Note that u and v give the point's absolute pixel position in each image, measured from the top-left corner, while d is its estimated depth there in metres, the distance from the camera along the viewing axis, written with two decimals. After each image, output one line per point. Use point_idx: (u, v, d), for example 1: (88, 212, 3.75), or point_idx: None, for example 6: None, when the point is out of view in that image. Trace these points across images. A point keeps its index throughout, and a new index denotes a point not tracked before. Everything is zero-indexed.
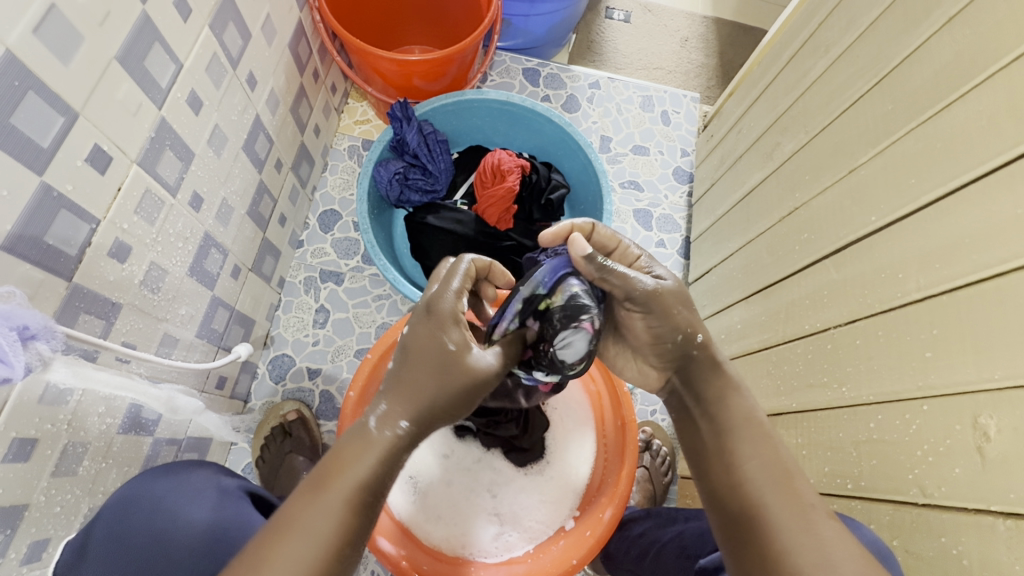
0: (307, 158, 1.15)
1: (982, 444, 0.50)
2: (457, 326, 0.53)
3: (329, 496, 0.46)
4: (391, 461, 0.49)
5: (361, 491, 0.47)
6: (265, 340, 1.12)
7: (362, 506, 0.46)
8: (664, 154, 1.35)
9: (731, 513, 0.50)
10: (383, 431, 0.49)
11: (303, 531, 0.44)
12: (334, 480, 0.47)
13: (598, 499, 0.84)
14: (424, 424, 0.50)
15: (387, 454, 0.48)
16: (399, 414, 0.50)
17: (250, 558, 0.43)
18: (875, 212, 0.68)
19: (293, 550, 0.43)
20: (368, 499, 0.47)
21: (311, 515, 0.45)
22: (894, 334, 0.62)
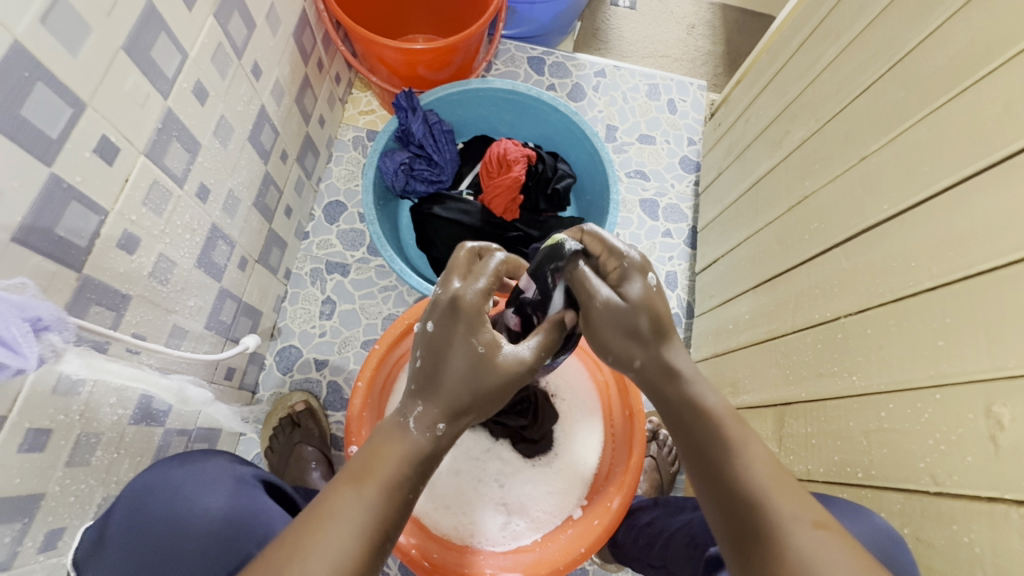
0: (312, 150, 1.15)
1: (996, 433, 0.50)
2: (487, 326, 0.50)
3: (372, 490, 0.46)
4: (426, 459, 0.49)
5: (399, 483, 0.47)
6: (272, 332, 1.12)
7: (400, 500, 0.47)
8: (670, 143, 1.34)
9: (743, 515, 0.47)
10: (422, 432, 0.48)
11: (340, 522, 0.44)
12: (374, 475, 0.47)
13: (606, 488, 0.84)
14: (460, 425, 0.50)
15: (421, 453, 0.48)
16: (435, 416, 0.49)
17: (291, 541, 0.44)
18: (888, 201, 0.67)
19: (336, 539, 0.44)
20: (404, 491, 0.48)
21: (347, 505, 0.45)
22: (906, 323, 0.61)
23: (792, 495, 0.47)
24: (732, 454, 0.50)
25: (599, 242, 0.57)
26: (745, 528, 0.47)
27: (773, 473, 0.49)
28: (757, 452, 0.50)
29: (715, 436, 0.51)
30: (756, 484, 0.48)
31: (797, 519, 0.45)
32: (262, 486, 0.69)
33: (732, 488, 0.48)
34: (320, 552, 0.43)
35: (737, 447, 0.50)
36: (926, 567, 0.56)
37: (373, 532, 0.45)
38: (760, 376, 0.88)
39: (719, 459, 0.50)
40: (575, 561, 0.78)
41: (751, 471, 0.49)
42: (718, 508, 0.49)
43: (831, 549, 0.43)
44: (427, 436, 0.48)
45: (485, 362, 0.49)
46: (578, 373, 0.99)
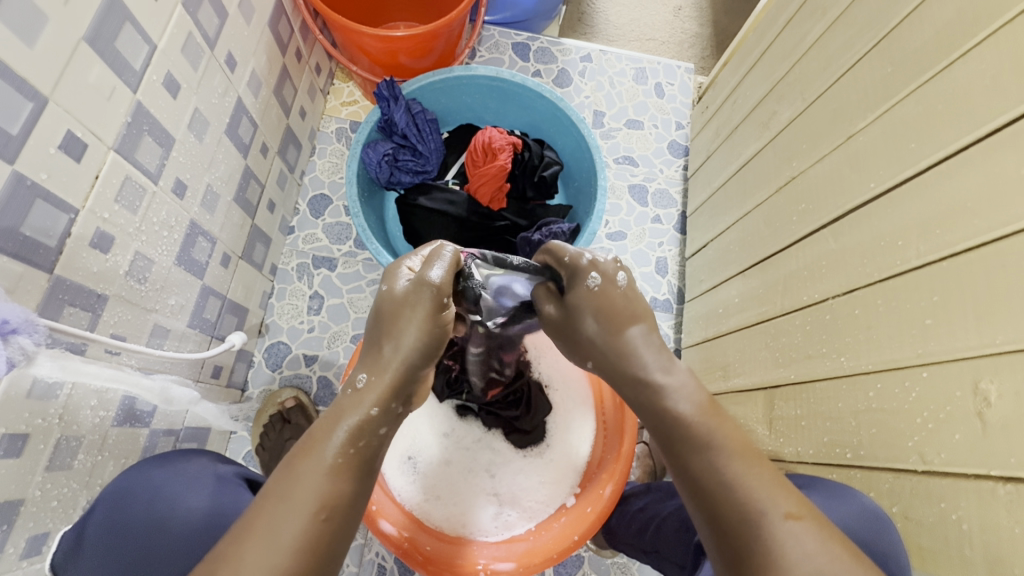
0: (294, 142, 1.13)
1: (983, 409, 0.49)
2: (395, 272, 0.58)
3: (304, 463, 0.46)
4: (365, 423, 0.50)
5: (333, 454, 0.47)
6: (260, 329, 1.11)
7: (337, 468, 0.46)
8: (659, 128, 1.33)
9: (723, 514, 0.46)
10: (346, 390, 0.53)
11: (285, 500, 0.44)
12: (306, 448, 0.47)
13: (598, 476, 0.85)
14: (384, 376, 0.53)
15: (361, 417, 0.50)
16: (356, 372, 0.54)
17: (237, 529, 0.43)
18: (874, 179, 0.67)
19: (276, 518, 0.43)
20: (347, 463, 0.47)
21: (292, 487, 0.44)
22: (895, 303, 0.60)
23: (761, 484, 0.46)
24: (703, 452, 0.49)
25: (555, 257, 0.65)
26: (717, 524, 0.46)
27: (744, 466, 0.48)
28: (728, 446, 0.49)
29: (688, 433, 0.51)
30: (726, 479, 0.47)
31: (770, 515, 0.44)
32: (246, 484, 0.69)
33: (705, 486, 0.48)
34: (268, 534, 0.42)
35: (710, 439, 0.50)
36: (914, 546, 0.56)
37: (322, 509, 0.44)
38: (751, 359, 0.88)
39: (690, 460, 0.50)
40: (568, 549, 0.78)
41: (722, 467, 0.48)
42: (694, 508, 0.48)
43: (803, 541, 0.42)
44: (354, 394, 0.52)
45: (383, 300, 0.56)
46: (570, 362, 0.98)
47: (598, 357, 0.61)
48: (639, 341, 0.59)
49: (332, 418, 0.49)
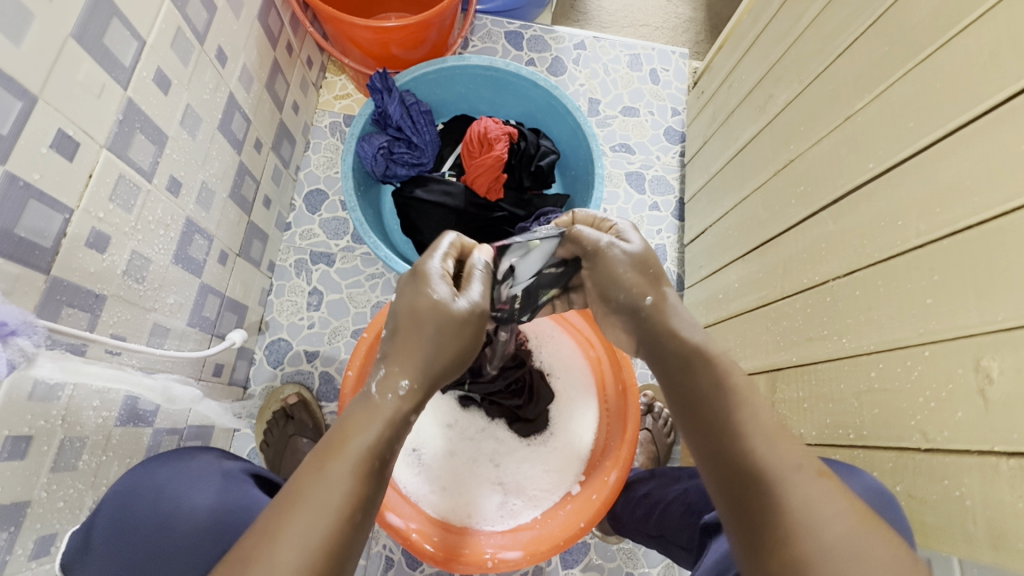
0: (288, 137, 1.12)
1: (985, 386, 0.49)
2: (439, 279, 0.57)
3: (337, 464, 0.45)
4: (398, 424, 0.50)
5: (367, 455, 0.47)
6: (260, 326, 1.10)
7: (371, 471, 0.46)
8: (655, 114, 1.32)
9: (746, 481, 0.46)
10: (386, 395, 0.51)
11: (316, 501, 0.44)
12: (339, 449, 0.47)
13: (603, 463, 0.85)
14: (423, 383, 0.53)
15: (394, 419, 0.50)
16: (398, 377, 0.52)
17: (263, 527, 0.43)
18: (873, 159, 0.66)
19: (308, 519, 0.43)
20: (375, 466, 0.47)
21: (320, 484, 0.44)
22: (894, 283, 0.60)
23: (785, 459, 0.46)
24: (727, 419, 0.50)
25: (592, 217, 0.73)
26: (741, 493, 0.46)
27: (767, 438, 0.48)
28: (754, 419, 0.50)
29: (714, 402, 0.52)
30: (748, 450, 0.48)
31: (794, 481, 0.45)
32: (253, 479, 0.68)
33: (725, 451, 0.48)
34: (300, 534, 0.42)
35: (732, 411, 0.50)
36: (918, 523, 0.57)
37: (355, 510, 0.44)
38: (752, 344, 0.88)
39: (714, 428, 0.50)
40: (574, 535, 0.78)
41: (745, 437, 0.48)
42: (709, 473, 0.49)
43: (826, 506, 0.43)
44: (392, 398, 0.51)
45: (438, 306, 0.55)
46: (570, 351, 0.98)
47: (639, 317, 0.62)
48: (674, 301, 0.62)
49: (368, 418, 0.49)
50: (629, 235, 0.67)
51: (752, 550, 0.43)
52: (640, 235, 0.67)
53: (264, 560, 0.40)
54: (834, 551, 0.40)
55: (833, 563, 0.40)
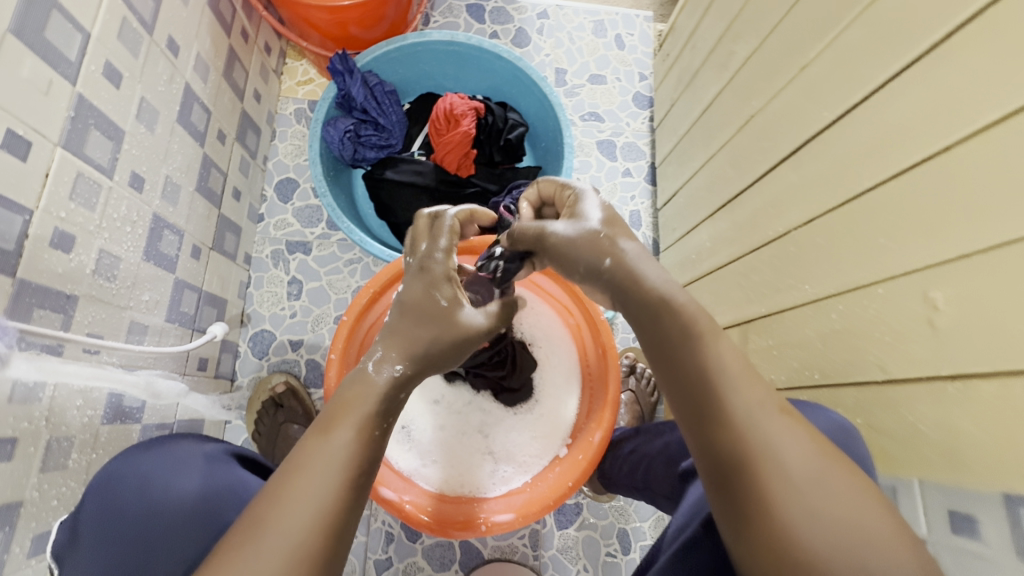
0: (252, 127, 1.11)
1: (933, 316, 0.52)
2: (448, 283, 0.60)
3: (340, 432, 0.47)
4: (390, 399, 0.51)
5: (369, 421, 0.49)
6: (242, 319, 1.10)
7: (371, 437, 0.48)
8: (622, 80, 1.32)
9: (720, 420, 0.47)
10: (381, 373, 0.52)
11: (319, 464, 0.45)
12: (341, 418, 0.48)
13: (588, 425, 0.88)
14: (418, 368, 0.55)
15: (389, 394, 0.51)
16: (394, 359, 0.54)
17: (268, 491, 0.44)
18: (827, 108, 0.68)
19: (312, 482, 0.44)
20: (376, 435, 0.49)
21: (324, 449, 0.46)
22: (849, 227, 0.62)
23: (756, 397, 0.47)
24: (693, 367, 0.49)
25: (553, 185, 0.69)
26: (716, 434, 0.46)
27: (738, 374, 0.48)
28: (726, 354, 0.49)
29: (685, 339, 0.51)
30: (722, 389, 0.48)
31: (767, 420, 0.46)
32: (234, 459, 0.70)
33: (693, 401, 0.48)
34: (305, 494, 0.43)
35: (704, 349, 0.50)
36: (880, 452, 0.60)
37: (358, 474, 0.46)
38: (724, 299, 0.90)
39: (687, 369, 0.50)
40: (564, 494, 0.81)
41: (720, 378, 0.48)
42: (682, 423, 0.49)
43: (797, 444, 0.45)
44: (387, 376, 0.52)
45: (447, 312, 0.58)
46: (550, 321, 1.00)
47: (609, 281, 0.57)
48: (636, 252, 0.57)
49: (365, 391, 0.51)
50: (585, 206, 0.63)
51: (729, 486, 0.45)
52: (598, 202, 0.63)
53: (271, 518, 0.42)
54: (808, 486, 0.42)
55: (805, 498, 0.42)
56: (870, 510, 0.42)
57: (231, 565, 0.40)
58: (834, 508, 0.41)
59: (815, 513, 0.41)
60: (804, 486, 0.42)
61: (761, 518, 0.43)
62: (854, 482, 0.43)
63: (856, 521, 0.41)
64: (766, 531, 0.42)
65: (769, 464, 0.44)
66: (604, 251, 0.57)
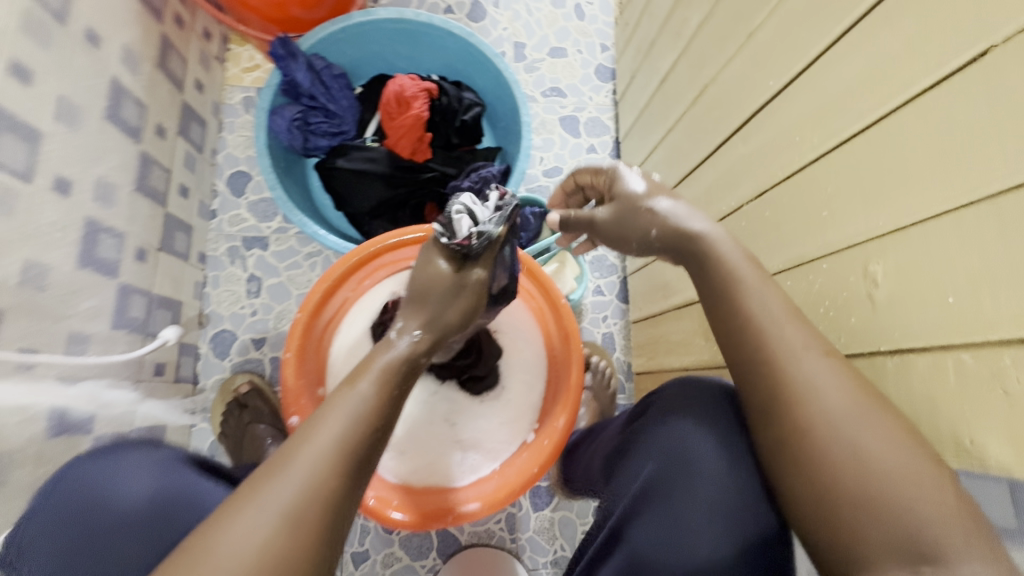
0: (195, 119, 1.06)
1: (872, 290, 0.51)
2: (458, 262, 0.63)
3: (364, 383, 0.53)
4: (410, 362, 0.57)
5: (391, 378, 0.54)
6: (200, 320, 1.08)
7: (390, 393, 0.54)
8: (583, 52, 1.28)
9: (765, 364, 0.50)
10: (402, 339, 0.58)
11: (343, 410, 0.50)
12: (364, 372, 0.54)
13: (553, 409, 0.88)
14: (438, 333, 0.60)
15: (409, 358, 0.57)
16: (414, 325, 0.59)
17: (299, 433, 0.49)
18: (773, 76, 0.65)
19: (334, 424, 0.49)
20: (392, 389, 0.54)
21: (349, 398, 0.51)
22: (796, 199, 0.61)
23: (800, 343, 0.50)
24: (747, 339, 0.52)
25: (587, 171, 0.72)
26: (764, 375, 0.50)
27: (788, 322, 0.51)
28: (776, 304, 0.52)
29: (733, 295, 0.54)
30: (772, 337, 0.51)
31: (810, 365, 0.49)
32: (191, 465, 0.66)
33: (752, 374, 0.51)
34: (328, 435, 0.49)
35: (754, 301, 0.53)
36: None
37: (375, 428, 0.51)
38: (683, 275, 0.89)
39: (737, 316, 0.53)
40: (530, 480, 0.82)
41: (770, 326, 0.51)
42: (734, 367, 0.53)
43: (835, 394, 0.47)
44: (406, 341, 0.58)
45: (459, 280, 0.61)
46: (514, 305, 0.98)
47: (643, 242, 0.62)
48: (681, 212, 0.60)
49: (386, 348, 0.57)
50: (632, 186, 0.65)
51: (777, 426, 0.49)
52: (637, 172, 0.66)
53: (289, 453, 0.48)
54: (848, 432, 0.45)
55: (845, 444, 0.45)
56: (914, 464, 0.43)
57: (260, 488, 0.46)
58: (874, 456, 0.44)
59: (873, 487, 0.43)
60: (848, 456, 0.45)
61: (816, 489, 0.46)
62: (899, 435, 0.45)
63: (903, 491, 0.42)
64: (805, 471, 0.46)
65: (810, 410, 0.47)
66: (647, 223, 0.62)
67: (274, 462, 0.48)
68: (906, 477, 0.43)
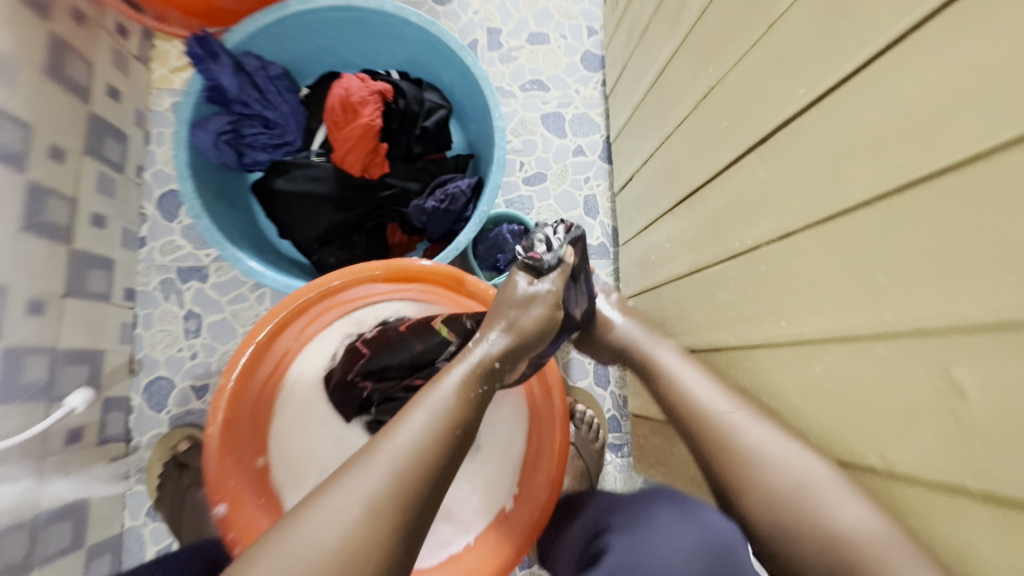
0: (111, 132, 0.90)
1: (954, 398, 0.37)
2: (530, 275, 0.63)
3: (444, 387, 0.55)
4: (489, 371, 0.57)
5: (468, 386, 0.55)
6: (131, 366, 0.94)
7: (472, 401, 0.55)
8: (568, 37, 1.11)
9: (683, 419, 0.61)
10: (481, 346, 0.59)
11: (430, 408, 0.53)
12: (443, 381, 0.56)
13: (535, 474, 0.76)
14: (513, 354, 0.60)
15: (484, 365, 0.57)
16: (492, 326, 0.60)
17: (393, 420, 0.53)
18: (805, 83, 0.49)
19: (417, 421, 0.52)
20: (473, 401, 0.55)
21: (435, 396, 0.54)
22: (838, 252, 0.46)
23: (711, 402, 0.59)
24: (670, 397, 0.63)
25: None
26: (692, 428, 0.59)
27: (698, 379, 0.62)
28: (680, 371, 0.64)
29: (653, 373, 0.67)
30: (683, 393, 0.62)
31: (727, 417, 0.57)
32: None
33: (682, 427, 0.61)
34: (411, 428, 0.51)
35: (660, 371, 0.66)
36: None
37: (454, 429, 0.53)
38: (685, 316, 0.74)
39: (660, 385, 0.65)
40: (509, 564, 0.71)
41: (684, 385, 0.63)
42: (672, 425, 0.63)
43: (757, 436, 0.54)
44: (484, 347, 0.58)
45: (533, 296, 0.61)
46: None
47: (599, 348, 0.75)
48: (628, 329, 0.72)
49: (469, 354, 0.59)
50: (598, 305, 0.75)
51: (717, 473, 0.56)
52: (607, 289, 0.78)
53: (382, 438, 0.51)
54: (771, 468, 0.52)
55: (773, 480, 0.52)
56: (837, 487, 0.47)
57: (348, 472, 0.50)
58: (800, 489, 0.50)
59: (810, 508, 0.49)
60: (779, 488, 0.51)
61: (766, 518, 0.52)
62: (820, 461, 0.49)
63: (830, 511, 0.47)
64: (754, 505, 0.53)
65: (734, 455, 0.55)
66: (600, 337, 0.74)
67: (369, 444, 0.52)
68: (833, 490, 0.48)
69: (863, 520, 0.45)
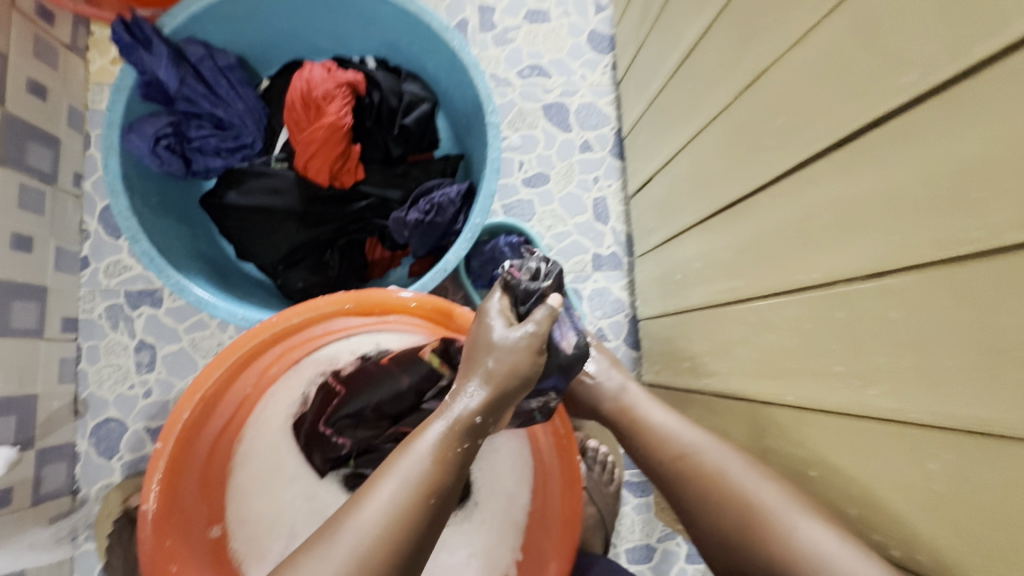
0: (37, 137, 0.76)
1: None
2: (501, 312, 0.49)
3: (417, 447, 0.43)
4: (472, 428, 0.44)
5: (445, 445, 0.43)
6: (75, 408, 0.82)
7: (450, 462, 0.43)
8: (571, 15, 0.96)
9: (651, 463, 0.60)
10: (459, 401, 0.45)
11: (400, 476, 0.42)
12: (414, 442, 0.44)
13: (545, 542, 0.64)
14: (496, 409, 0.45)
15: (466, 424, 0.44)
16: (467, 380, 0.46)
17: (356, 495, 0.43)
18: (916, 65, 0.35)
19: (386, 492, 0.41)
20: (456, 459, 0.43)
21: (406, 460, 0.43)
22: (985, 311, 0.32)
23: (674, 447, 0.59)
24: (639, 442, 0.62)
25: None
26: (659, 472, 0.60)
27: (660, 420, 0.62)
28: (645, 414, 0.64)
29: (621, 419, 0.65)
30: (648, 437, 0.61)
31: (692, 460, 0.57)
32: None
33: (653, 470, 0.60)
34: (379, 503, 0.41)
35: (627, 418, 0.65)
36: None
37: (429, 495, 0.42)
38: (723, 355, 0.61)
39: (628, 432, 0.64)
40: None
41: (649, 427, 0.62)
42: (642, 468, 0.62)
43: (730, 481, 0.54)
44: (463, 403, 0.45)
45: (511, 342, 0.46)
46: None
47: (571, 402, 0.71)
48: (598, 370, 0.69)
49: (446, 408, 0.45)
50: None
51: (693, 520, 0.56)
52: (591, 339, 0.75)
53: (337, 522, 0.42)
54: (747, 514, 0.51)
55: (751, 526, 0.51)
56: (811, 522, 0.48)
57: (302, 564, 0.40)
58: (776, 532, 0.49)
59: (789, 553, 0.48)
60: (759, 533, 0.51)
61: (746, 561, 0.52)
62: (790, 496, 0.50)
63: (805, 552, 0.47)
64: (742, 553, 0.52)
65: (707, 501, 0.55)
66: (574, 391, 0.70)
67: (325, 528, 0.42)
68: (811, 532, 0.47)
69: (819, 535, 0.46)
